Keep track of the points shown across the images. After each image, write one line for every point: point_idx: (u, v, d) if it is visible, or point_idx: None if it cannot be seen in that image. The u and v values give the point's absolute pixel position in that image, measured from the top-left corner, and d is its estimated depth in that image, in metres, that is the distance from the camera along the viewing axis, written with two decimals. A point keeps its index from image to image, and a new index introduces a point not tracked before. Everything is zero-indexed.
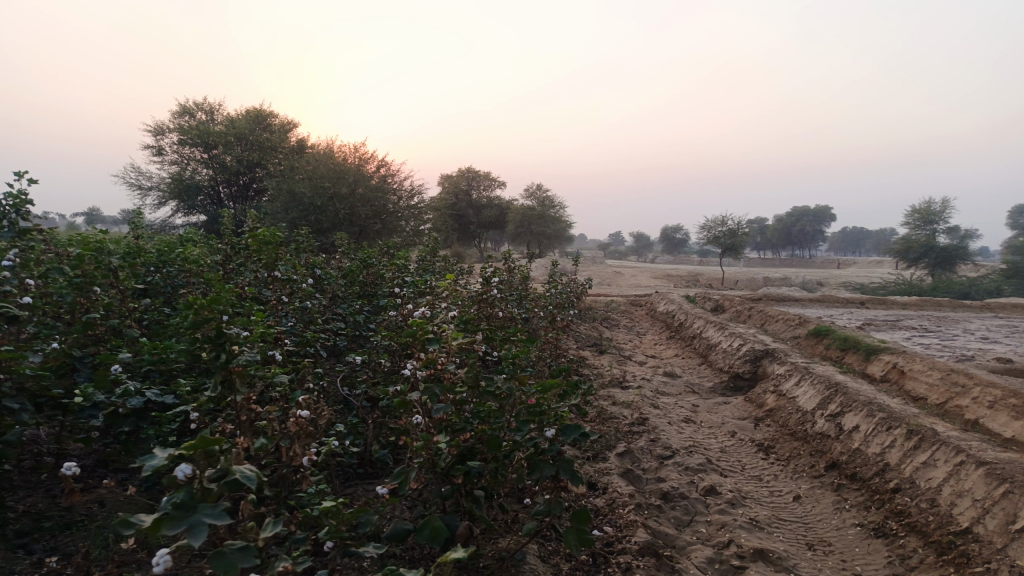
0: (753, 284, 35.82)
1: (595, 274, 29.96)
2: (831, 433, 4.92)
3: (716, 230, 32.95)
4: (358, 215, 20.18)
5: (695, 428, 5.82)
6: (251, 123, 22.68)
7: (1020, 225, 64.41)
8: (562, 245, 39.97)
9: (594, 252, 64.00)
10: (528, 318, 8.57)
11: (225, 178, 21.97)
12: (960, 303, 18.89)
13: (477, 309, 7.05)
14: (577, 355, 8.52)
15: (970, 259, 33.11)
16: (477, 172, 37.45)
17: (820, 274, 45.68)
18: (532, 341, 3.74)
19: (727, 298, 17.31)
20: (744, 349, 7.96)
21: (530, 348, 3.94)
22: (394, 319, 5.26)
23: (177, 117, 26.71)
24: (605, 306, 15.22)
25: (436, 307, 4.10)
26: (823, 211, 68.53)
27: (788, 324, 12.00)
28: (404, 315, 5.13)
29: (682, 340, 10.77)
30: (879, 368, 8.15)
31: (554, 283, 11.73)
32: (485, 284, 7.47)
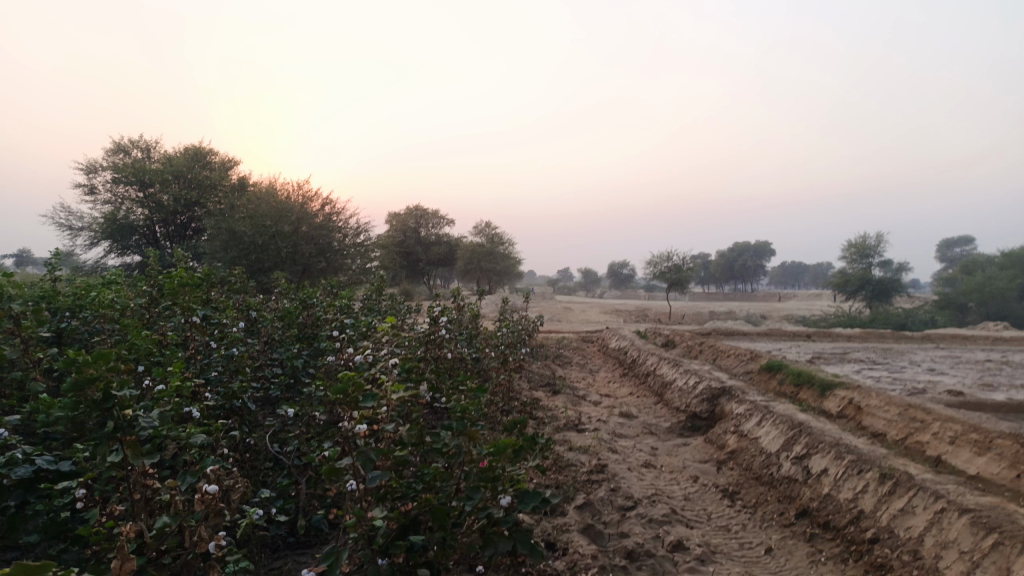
0: (700, 318, 36.17)
1: (544, 311, 29.78)
2: (799, 477, 4.67)
3: (662, 266, 33.26)
4: (301, 254, 19.59)
5: (656, 473, 5.52)
6: (189, 160, 21.97)
7: (948, 257, 67.13)
8: (510, 282, 39.80)
9: (543, 289, 64.09)
10: (478, 359, 8.21)
11: (162, 217, 21.16)
12: (901, 334, 19.24)
13: (424, 351, 6.68)
14: (529, 396, 8.18)
15: (905, 291, 34.14)
16: (425, 210, 37.15)
17: (764, 308, 46.54)
18: (482, 388, 3.40)
19: (677, 333, 17.26)
20: (700, 387, 7.75)
21: (481, 396, 3.60)
22: (333, 365, 4.85)
23: (112, 154, 25.75)
24: (556, 344, 14.95)
25: (374, 353, 3.74)
26: (764, 246, 70.29)
27: (740, 359, 11.90)
28: (344, 361, 4.74)
29: (636, 377, 10.54)
30: (835, 404, 8.03)
31: (505, 321, 11.42)
32: (433, 325, 7.11)
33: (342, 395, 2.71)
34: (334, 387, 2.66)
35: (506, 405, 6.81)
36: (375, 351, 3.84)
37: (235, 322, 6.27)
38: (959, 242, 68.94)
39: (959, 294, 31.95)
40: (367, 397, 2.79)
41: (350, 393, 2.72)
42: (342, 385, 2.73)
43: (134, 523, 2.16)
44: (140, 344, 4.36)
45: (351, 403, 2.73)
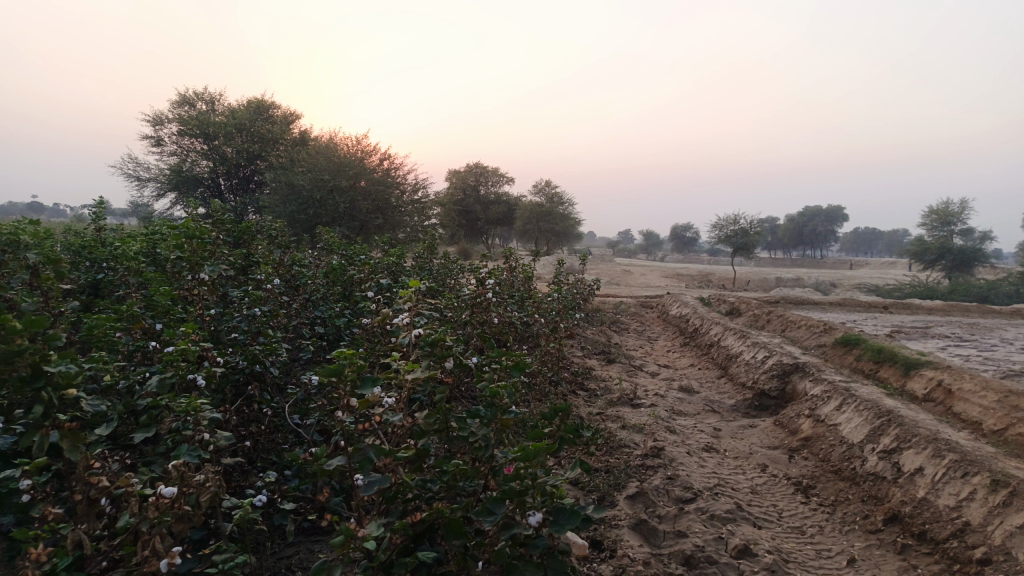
0: (765, 285, 34.82)
1: (602, 273, 29.04)
2: (888, 475, 4.07)
3: (728, 229, 32.01)
4: (358, 210, 19.38)
5: (719, 459, 4.98)
6: (251, 113, 21.92)
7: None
8: (570, 242, 39.06)
9: (604, 250, 62.99)
10: (529, 324, 7.75)
11: (225, 169, 21.25)
12: (989, 308, 17.83)
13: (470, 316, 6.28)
14: (583, 366, 7.68)
15: (989, 261, 32.03)
16: (485, 167, 36.61)
17: (834, 275, 44.58)
18: (519, 369, 2.91)
19: (743, 300, 16.40)
20: (770, 362, 7.11)
21: (519, 374, 3.12)
22: (365, 330, 4.45)
23: (178, 108, 26.02)
24: (613, 308, 14.36)
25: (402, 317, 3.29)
26: (834, 211, 67.32)
27: (812, 330, 11.10)
28: (376, 326, 4.33)
29: (698, 347, 9.92)
30: (921, 385, 7.26)
31: (560, 284, 10.91)
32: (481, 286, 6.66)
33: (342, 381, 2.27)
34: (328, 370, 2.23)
35: (558, 375, 6.35)
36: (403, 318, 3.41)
37: (272, 278, 5.94)
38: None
39: None
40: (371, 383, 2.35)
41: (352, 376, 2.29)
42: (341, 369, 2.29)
43: (74, 531, 1.79)
44: (158, 300, 4.07)
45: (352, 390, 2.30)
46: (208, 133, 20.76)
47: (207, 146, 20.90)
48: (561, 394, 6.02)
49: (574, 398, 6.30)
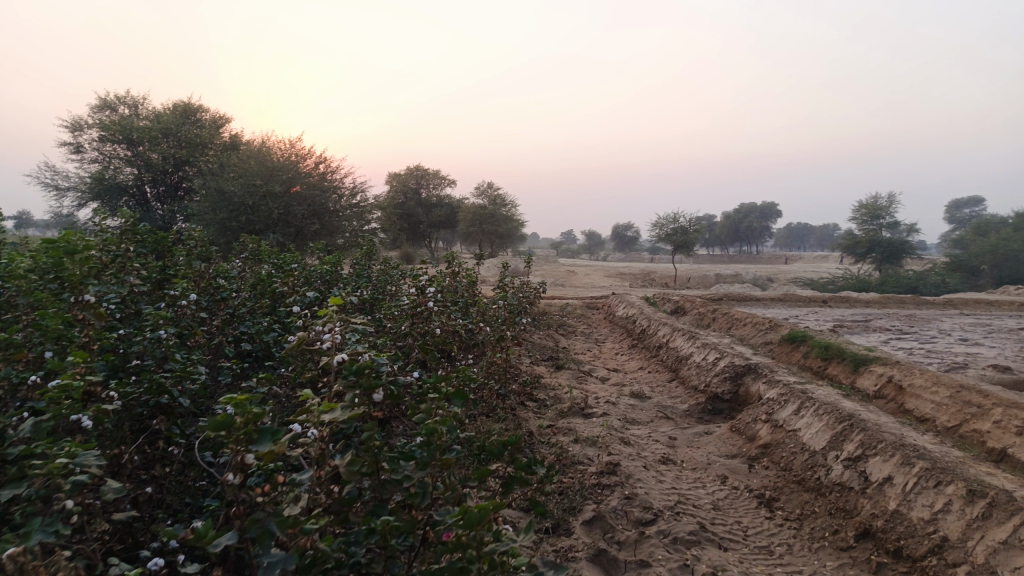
0: (706, 282, 35.28)
1: (545, 274, 28.86)
2: (855, 485, 3.86)
3: (668, 227, 32.30)
4: (293, 216, 18.66)
5: (677, 472, 4.71)
6: (177, 117, 20.94)
7: (955, 219, 65.77)
8: (513, 244, 38.82)
9: (547, 250, 63.05)
10: (473, 331, 7.40)
11: (151, 177, 20.23)
12: (921, 299, 18.25)
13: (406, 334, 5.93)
14: (531, 374, 7.36)
15: (916, 253, 33.13)
16: (426, 170, 36.08)
17: (772, 270, 45.54)
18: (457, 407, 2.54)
19: (687, 298, 16.37)
20: (721, 364, 6.93)
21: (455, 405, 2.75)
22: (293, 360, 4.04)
23: (99, 112, 24.72)
24: (559, 311, 14.12)
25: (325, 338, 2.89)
26: (769, 207, 68.99)
27: (758, 328, 11.04)
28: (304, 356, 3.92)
29: (647, 349, 9.73)
30: (870, 382, 7.18)
31: (504, 288, 10.59)
32: (420, 296, 6.27)
33: (235, 436, 1.87)
34: (214, 425, 1.83)
35: (505, 387, 6.01)
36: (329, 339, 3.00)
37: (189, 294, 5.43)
38: (970, 203, 67.24)
39: (972, 256, 30.89)
40: (273, 434, 1.97)
41: (247, 430, 1.90)
42: (234, 421, 1.89)
43: None
44: (47, 324, 3.56)
45: (247, 447, 1.91)
46: (131, 139, 19.72)
47: (131, 152, 19.87)
48: (509, 408, 5.68)
49: (523, 410, 5.96)
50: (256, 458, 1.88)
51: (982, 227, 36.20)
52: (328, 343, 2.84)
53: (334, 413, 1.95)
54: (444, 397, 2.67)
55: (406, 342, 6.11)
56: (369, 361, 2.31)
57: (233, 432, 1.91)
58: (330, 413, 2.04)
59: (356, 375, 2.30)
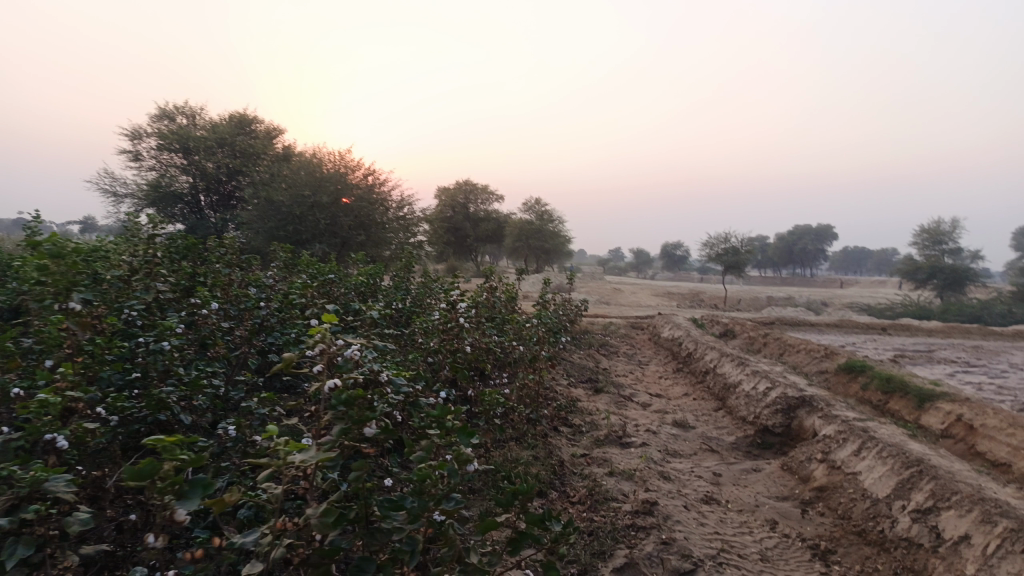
0: (756, 304, 34.29)
1: (590, 291, 28.38)
2: (925, 542, 3.40)
3: (718, 247, 31.56)
4: (339, 226, 18.67)
5: (721, 514, 4.29)
6: (232, 128, 21.28)
7: (1023, 247, 62.80)
8: (560, 260, 38.44)
9: (594, 267, 62.44)
10: (508, 350, 7.09)
11: (205, 185, 20.56)
12: (989, 330, 17.19)
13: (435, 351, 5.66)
14: (567, 397, 7.00)
15: (981, 280, 31.61)
16: (475, 185, 36.08)
17: (826, 294, 44.14)
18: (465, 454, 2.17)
19: (736, 321, 15.75)
20: (772, 394, 6.46)
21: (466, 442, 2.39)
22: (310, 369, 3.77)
23: (159, 122, 25.34)
24: (603, 330, 13.71)
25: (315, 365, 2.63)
26: (824, 230, 67.11)
27: (812, 356, 10.45)
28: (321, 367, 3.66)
29: (692, 374, 9.26)
30: (937, 420, 6.60)
31: (546, 305, 10.26)
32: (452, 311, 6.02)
33: (158, 487, 1.75)
34: (132, 477, 1.73)
35: (537, 411, 5.69)
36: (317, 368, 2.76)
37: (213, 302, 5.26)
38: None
39: None
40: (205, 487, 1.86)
41: (171, 480, 1.78)
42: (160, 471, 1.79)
43: None
44: (48, 331, 3.38)
45: (174, 500, 1.80)
46: (187, 148, 20.08)
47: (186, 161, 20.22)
48: (541, 433, 5.35)
49: (556, 437, 5.62)
50: (181, 516, 1.77)
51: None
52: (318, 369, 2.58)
53: (291, 458, 1.71)
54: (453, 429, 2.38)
55: (436, 360, 5.84)
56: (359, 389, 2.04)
57: (161, 482, 1.80)
58: (295, 455, 1.80)
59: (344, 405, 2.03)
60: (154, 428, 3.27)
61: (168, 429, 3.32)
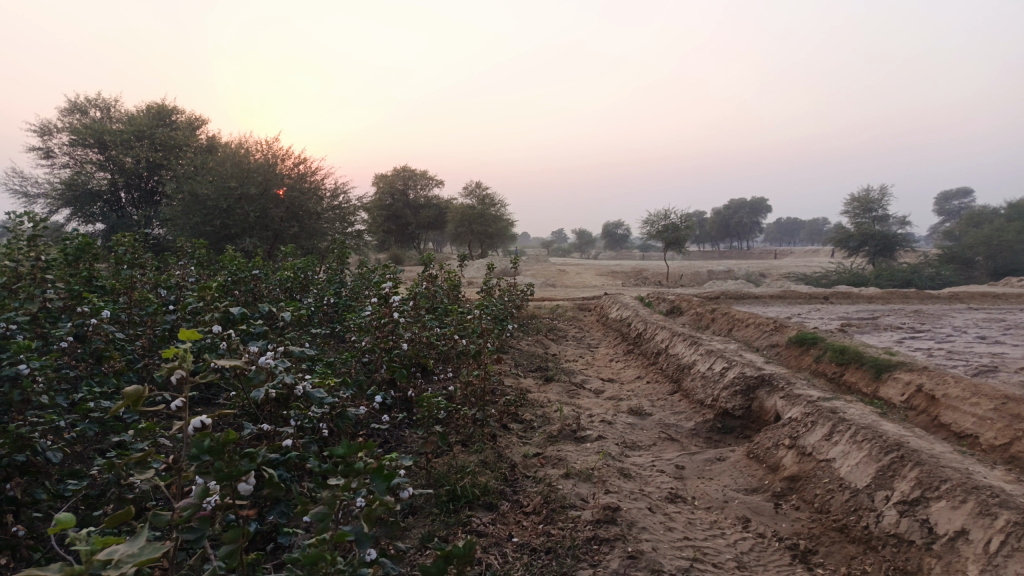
0: (699, 279, 34.54)
1: (534, 274, 28.01)
2: (916, 539, 3.09)
3: (659, 224, 31.58)
4: (270, 218, 17.76)
5: (688, 514, 3.91)
6: (151, 119, 20.01)
7: (946, 211, 65.00)
8: (504, 244, 37.99)
9: (538, 249, 62.16)
10: (450, 342, 6.61)
11: (124, 181, 19.29)
12: (926, 293, 17.47)
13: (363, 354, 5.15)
14: (515, 389, 6.56)
15: (911, 245, 32.44)
16: (413, 171, 35.23)
17: (764, 265, 44.89)
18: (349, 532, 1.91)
19: (682, 297, 15.56)
20: (729, 374, 6.16)
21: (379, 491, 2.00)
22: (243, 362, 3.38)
23: (70, 115, 23.71)
24: (550, 314, 13.32)
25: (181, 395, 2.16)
26: (759, 202, 68.27)
27: (763, 330, 10.27)
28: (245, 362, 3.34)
29: (644, 355, 8.94)
30: (896, 392, 6.40)
31: (489, 291, 9.81)
32: (385, 302, 5.48)
33: None
34: None
35: (484, 410, 5.23)
36: (188, 383, 2.21)
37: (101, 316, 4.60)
38: (958, 194, 66.58)
39: (965, 248, 30.10)
40: None
41: None
42: None
43: None
44: None
45: None
46: (101, 142, 18.77)
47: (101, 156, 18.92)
48: (488, 433, 4.89)
49: (506, 435, 5.17)
50: None
51: (974, 219, 35.36)
52: (180, 403, 2.07)
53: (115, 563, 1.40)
54: (361, 471, 2.04)
55: (369, 359, 5.31)
56: (228, 437, 1.80)
57: None
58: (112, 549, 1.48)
59: (209, 453, 1.80)
60: (10, 471, 2.59)
61: (30, 470, 2.66)
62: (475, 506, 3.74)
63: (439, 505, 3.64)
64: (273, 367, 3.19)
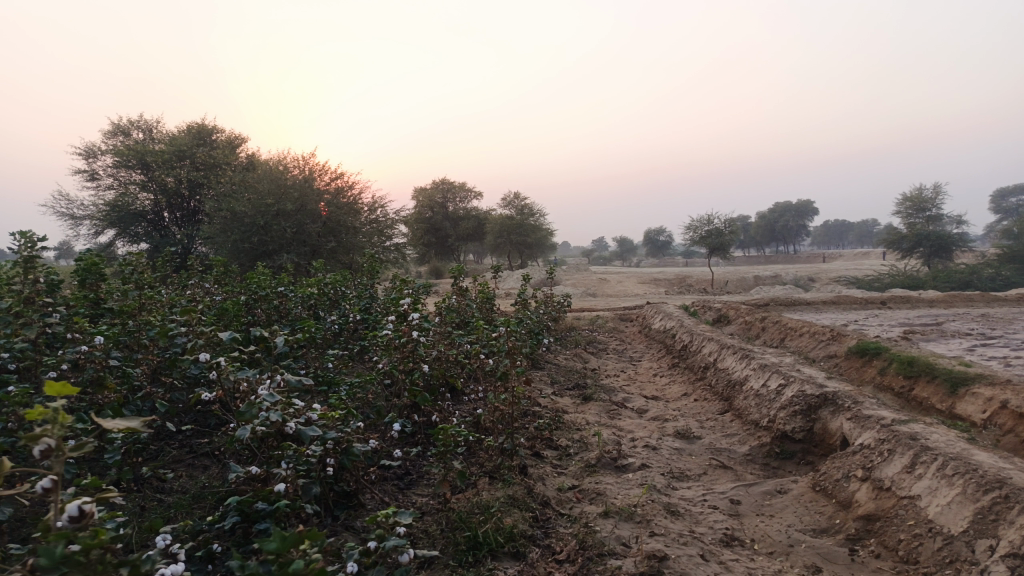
0: (744, 285, 33.50)
1: (574, 283, 27.41)
2: None
3: (702, 230, 30.74)
4: (307, 233, 17.60)
5: (748, 561, 3.37)
6: (192, 139, 20.11)
7: (1003, 208, 62.29)
8: (544, 254, 37.50)
9: (579, 259, 61.49)
10: (479, 361, 6.18)
11: (167, 201, 19.41)
12: (992, 295, 16.37)
13: (379, 380, 4.74)
14: (551, 411, 6.09)
15: (968, 244, 30.97)
16: (452, 183, 34.99)
17: (813, 269, 43.48)
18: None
19: (729, 305, 14.85)
20: (786, 391, 5.60)
21: None
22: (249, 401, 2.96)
23: (114, 138, 24.03)
24: (590, 325, 12.80)
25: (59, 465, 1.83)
26: (804, 206, 66.53)
27: (819, 340, 9.59)
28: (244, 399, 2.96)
29: (690, 369, 8.37)
30: (976, 409, 5.73)
31: (524, 304, 9.36)
32: (404, 319, 5.08)
33: None
34: None
35: (515, 437, 4.78)
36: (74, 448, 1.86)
37: (97, 343, 4.29)
38: (1014, 191, 63.73)
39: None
40: None
41: None
42: None
43: None
44: None
45: None
46: (143, 163, 18.90)
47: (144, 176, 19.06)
48: (519, 462, 4.44)
49: (539, 464, 4.71)
50: None
51: None
52: (50, 484, 1.77)
53: None
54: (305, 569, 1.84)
55: (389, 383, 4.90)
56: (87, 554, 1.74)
57: None
58: None
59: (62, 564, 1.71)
60: None
61: None
62: (500, 556, 3.29)
63: (456, 556, 3.19)
64: (267, 401, 2.91)
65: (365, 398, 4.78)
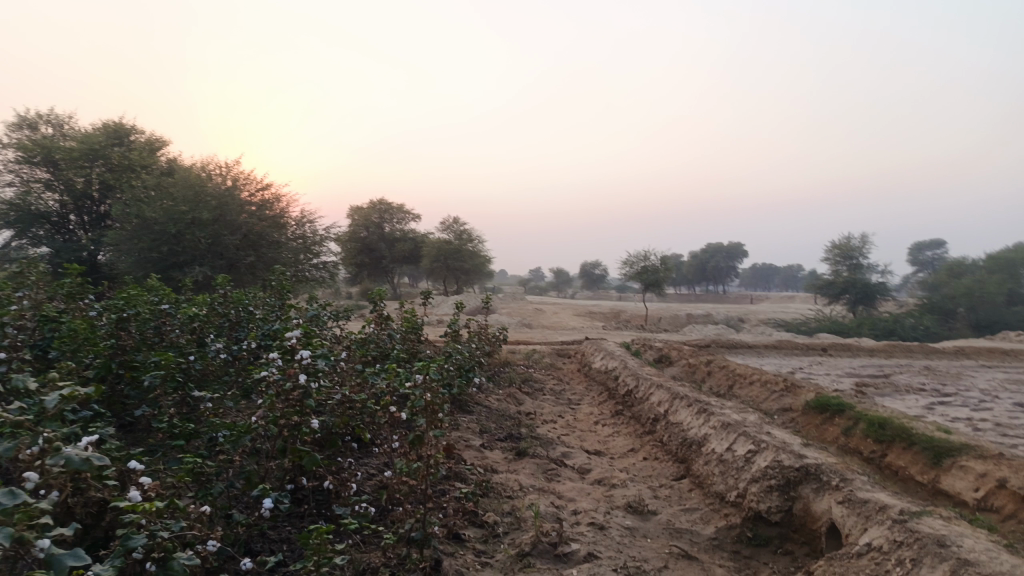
0: (678, 323, 33.19)
1: (509, 313, 26.40)
2: None
3: (639, 265, 30.33)
4: (224, 246, 16.05)
5: None
6: (107, 136, 18.31)
7: (918, 260, 64.74)
8: (480, 281, 36.51)
9: (517, 288, 60.70)
10: (393, 408, 5.08)
11: (74, 202, 17.49)
12: (930, 347, 16.14)
13: (248, 443, 3.56)
14: (477, 470, 5.05)
15: (892, 293, 31.45)
16: (389, 203, 33.67)
17: (744, 310, 43.82)
18: None
19: (672, 344, 14.11)
20: (757, 459, 4.71)
21: None
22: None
23: (19, 130, 21.81)
24: (525, 361, 11.82)
25: None
26: (736, 248, 67.81)
27: (771, 390, 8.85)
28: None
29: (636, 421, 7.45)
30: (966, 485, 4.98)
31: (454, 336, 8.30)
32: (288, 354, 3.97)
33: None
34: None
35: (430, 516, 3.73)
36: None
37: None
38: (930, 245, 66.34)
39: (943, 298, 28.28)
40: None
41: None
42: None
43: None
44: None
45: None
46: (48, 160, 17.05)
47: (48, 174, 17.17)
48: (431, 552, 3.40)
49: (459, 552, 3.66)
50: None
51: (954, 268, 34.16)
52: None
53: None
54: None
55: (265, 438, 3.74)
56: None
57: None
58: None
59: None
60: None
61: None
62: None
63: None
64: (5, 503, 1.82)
65: (234, 458, 3.63)
